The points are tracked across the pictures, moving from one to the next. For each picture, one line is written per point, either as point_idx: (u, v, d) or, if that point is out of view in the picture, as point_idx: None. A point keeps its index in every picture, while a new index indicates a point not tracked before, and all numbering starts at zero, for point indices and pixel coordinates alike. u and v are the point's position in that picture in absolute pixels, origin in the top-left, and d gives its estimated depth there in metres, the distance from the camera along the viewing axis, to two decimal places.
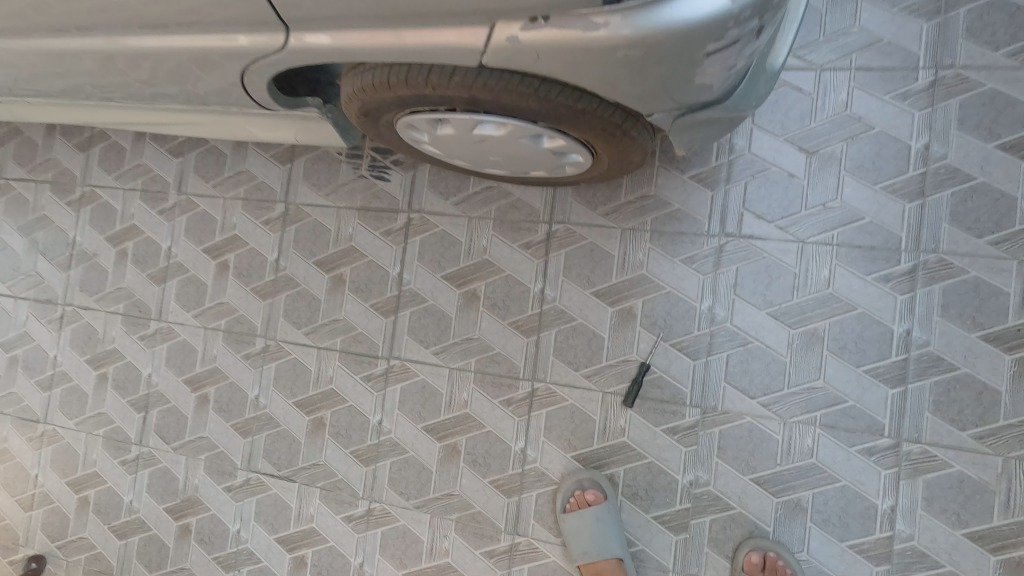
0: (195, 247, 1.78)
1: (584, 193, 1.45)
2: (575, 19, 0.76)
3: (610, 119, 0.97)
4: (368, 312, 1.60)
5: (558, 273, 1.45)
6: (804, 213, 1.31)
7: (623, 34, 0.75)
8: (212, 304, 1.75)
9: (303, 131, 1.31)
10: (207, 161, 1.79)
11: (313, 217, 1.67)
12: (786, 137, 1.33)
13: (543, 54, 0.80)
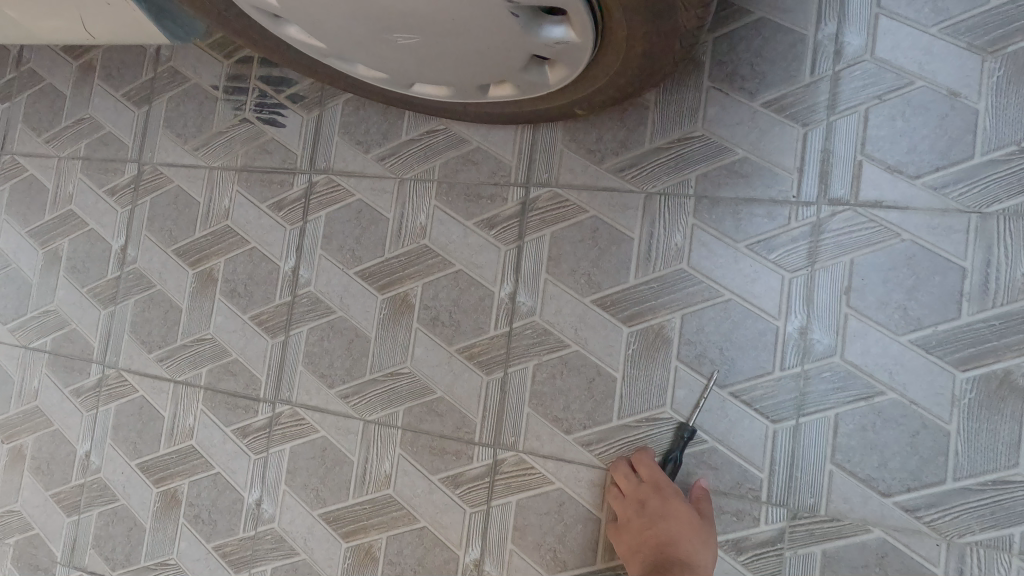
0: (18, 228, 1.23)
1: (582, 136, 0.87)
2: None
3: None
4: (246, 329, 1.03)
5: (539, 269, 0.87)
6: (979, 160, 0.73)
7: None
8: (36, 314, 1.19)
9: (94, 15, 0.79)
10: (41, 106, 1.24)
11: (175, 184, 1.11)
12: (941, 29, 0.75)
13: None
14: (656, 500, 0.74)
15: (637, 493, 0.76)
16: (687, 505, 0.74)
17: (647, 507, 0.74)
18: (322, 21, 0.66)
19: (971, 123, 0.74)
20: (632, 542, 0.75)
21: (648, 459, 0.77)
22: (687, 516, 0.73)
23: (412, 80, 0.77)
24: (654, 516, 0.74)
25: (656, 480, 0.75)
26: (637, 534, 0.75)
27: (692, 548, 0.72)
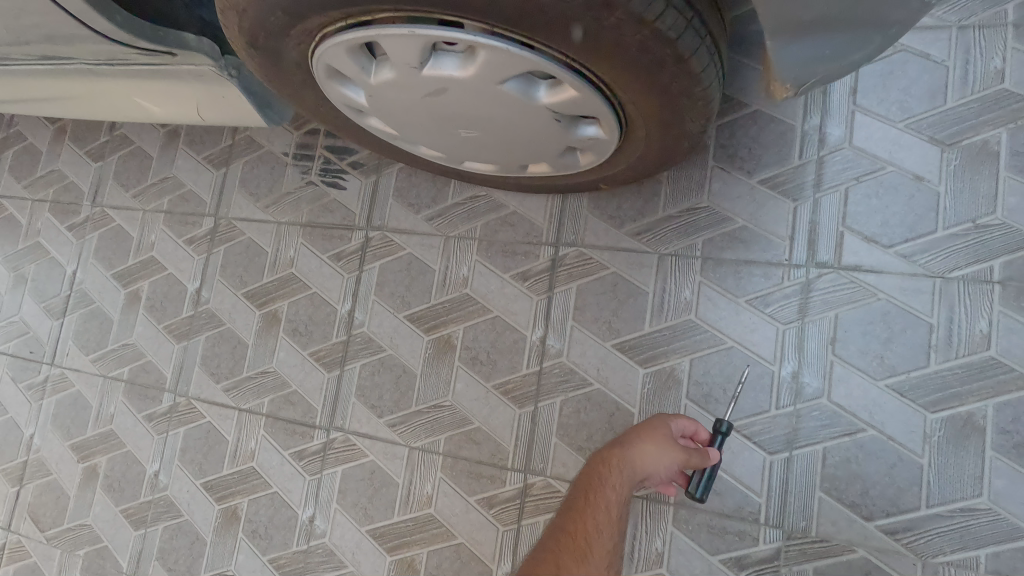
0: (104, 271, 1.40)
1: (604, 203, 1.02)
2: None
3: (656, 28, 0.54)
4: (306, 363, 1.17)
5: (566, 317, 1.01)
6: (941, 234, 0.86)
7: None
8: (116, 346, 1.34)
9: (206, 103, 0.94)
10: (130, 166, 1.43)
11: (247, 236, 1.28)
12: (907, 123, 0.90)
13: None
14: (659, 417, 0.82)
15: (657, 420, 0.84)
16: (662, 429, 0.78)
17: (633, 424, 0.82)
18: (399, 118, 0.78)
19: (933, 203, 0.87)
20: None
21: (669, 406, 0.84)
22: (653, 430, 0.78)
23: (463, 158, 0.91)
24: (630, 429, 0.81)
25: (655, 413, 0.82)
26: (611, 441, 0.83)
27: (635, 452, 0.75)
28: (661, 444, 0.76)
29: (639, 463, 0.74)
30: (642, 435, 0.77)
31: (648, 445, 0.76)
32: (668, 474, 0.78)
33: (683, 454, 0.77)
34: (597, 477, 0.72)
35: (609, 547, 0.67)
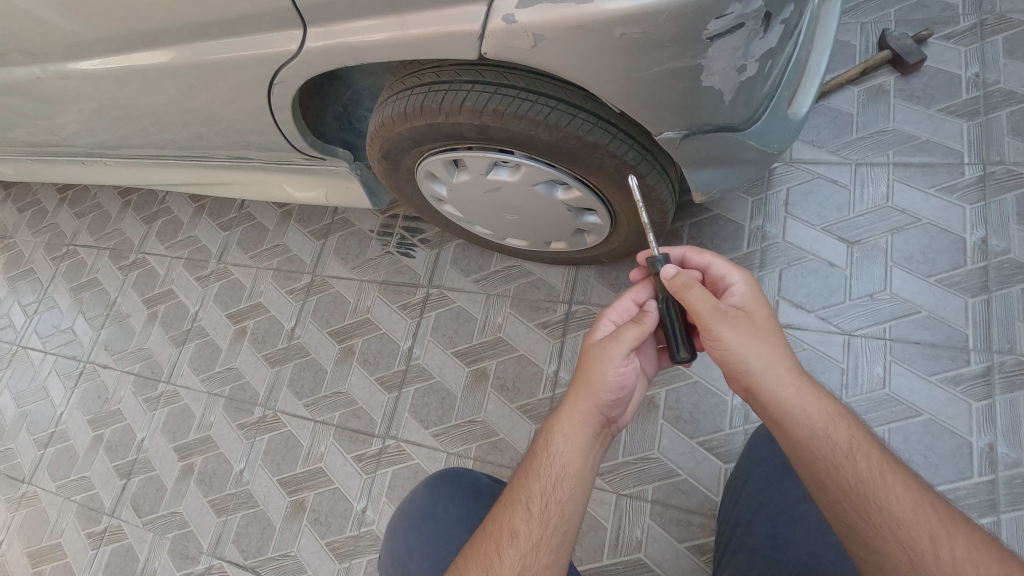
0: (219, 311, 1.80)
1: (607, 274, 1.39)
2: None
3: (624, 158, 0.90)
4: (372, 386, 1.50)
5: (575, 356, 1.34)
6: (848, 303, 1.18)
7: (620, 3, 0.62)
8: (222, 369, 1.71)
9: (334, 191, 1.36)
10: (250, 236, 1.88)
11: (335, 289, 1.68)
12: (823, 227, 1.26)
13: (538, 38, 0.66)
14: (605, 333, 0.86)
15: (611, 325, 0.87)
16: (589, 345, 0.82)
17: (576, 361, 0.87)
18: (466, 205, 1.17)
19: (844, 281, 1.20)
20: None
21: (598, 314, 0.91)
22: (585, 357, 0.80)
23: (506, 236, 1.30)
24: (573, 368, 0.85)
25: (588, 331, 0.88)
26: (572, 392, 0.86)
27: (564, 410, 0.79)
28: (591, 365, 0.79)
29: (567, 423, 0.77)
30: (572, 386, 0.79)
31: (579, 389, 0.79)
32: (623, 375, 0.79)
33: (612, 341, 0.79)
34: (527, 464, 0.78)
35: (534, 540, 0.71)
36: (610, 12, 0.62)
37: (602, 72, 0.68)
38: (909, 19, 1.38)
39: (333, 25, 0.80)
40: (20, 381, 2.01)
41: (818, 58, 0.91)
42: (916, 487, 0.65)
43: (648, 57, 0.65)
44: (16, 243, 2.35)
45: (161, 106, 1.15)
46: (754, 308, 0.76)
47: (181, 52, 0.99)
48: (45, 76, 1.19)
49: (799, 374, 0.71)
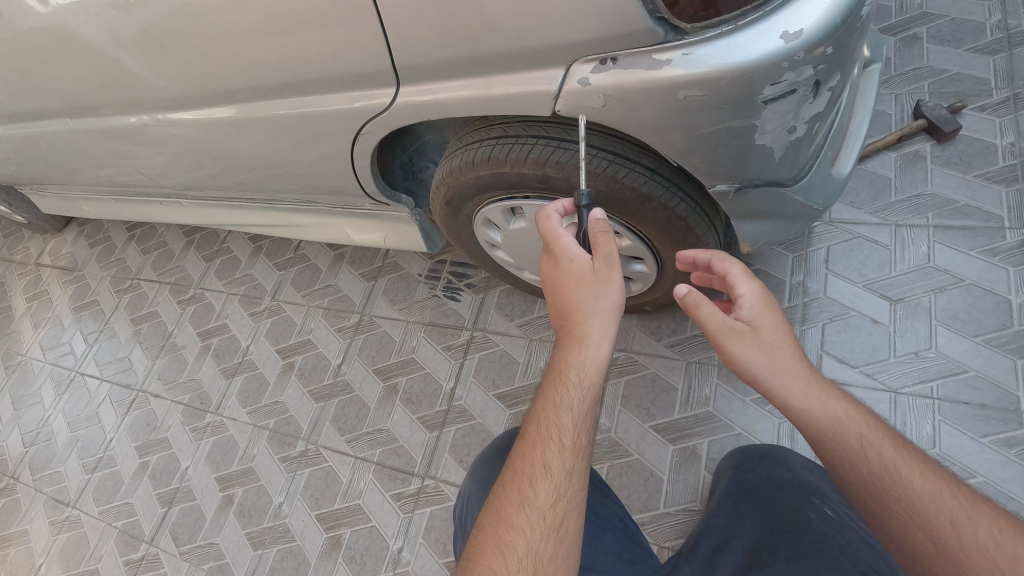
0: (269, 346, 1.88)
1: (648, 322, 1.42)
2: (640, 55, 0.70)
3: (675, 210, 0.97)
4: (413, 425, 1.54)
5: (616, 403, 1.35)
6: (893, 360, 1.19)
7: (679, 69, 0.68)
8: (268, 402, 1.76)
9: (392, 234, 1.45)
10: (304, 276, 1.98)
11: (382, 328, 1.74)
12: (864, 284, 1.29)
13: (606, 98, 0.73)
14: (562, 260, 0.85)
15: (552, 251, 0.86)
16: (577, 274, 0.82)
17: (549, 280, 0.86)
18: (517, 249, 1.24)
19: (887, 338, 1.21)
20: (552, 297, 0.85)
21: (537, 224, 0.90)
22: (589, 286, 0.80)
23: None
24: (553, 290, 0.84)
25: (551, 248, 0.86)
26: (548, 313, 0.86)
27: (576, 340, 0.78)
28: (603, 294, 0.79)
29: (586, 351, 0.77)
30: (586, 316, 0.79)
31: (594, 318, 0.78)
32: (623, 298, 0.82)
33: (608, 266, 0.81)
34: (543, 394, 0.78)
35: (567, 469, 0.73)
36: (673, 79, 0.69)
37: (664, 127, 0.75)
38: (943, 91, 1.45)
39: (420, 82, 0.89)
40: (75, 406, 2.10)
41: (860, 120, 0.97)
42: (934, 477, 0.68)
43: (708, 115, 0.71)
44: (84, 275, 2.51)
45: (246, 150, 1.27)
46: (763, 316, 0.76)
47: (271, 107, 1.10)
48: (147, 124, 1.32)
49: (812, 377, 0.74)
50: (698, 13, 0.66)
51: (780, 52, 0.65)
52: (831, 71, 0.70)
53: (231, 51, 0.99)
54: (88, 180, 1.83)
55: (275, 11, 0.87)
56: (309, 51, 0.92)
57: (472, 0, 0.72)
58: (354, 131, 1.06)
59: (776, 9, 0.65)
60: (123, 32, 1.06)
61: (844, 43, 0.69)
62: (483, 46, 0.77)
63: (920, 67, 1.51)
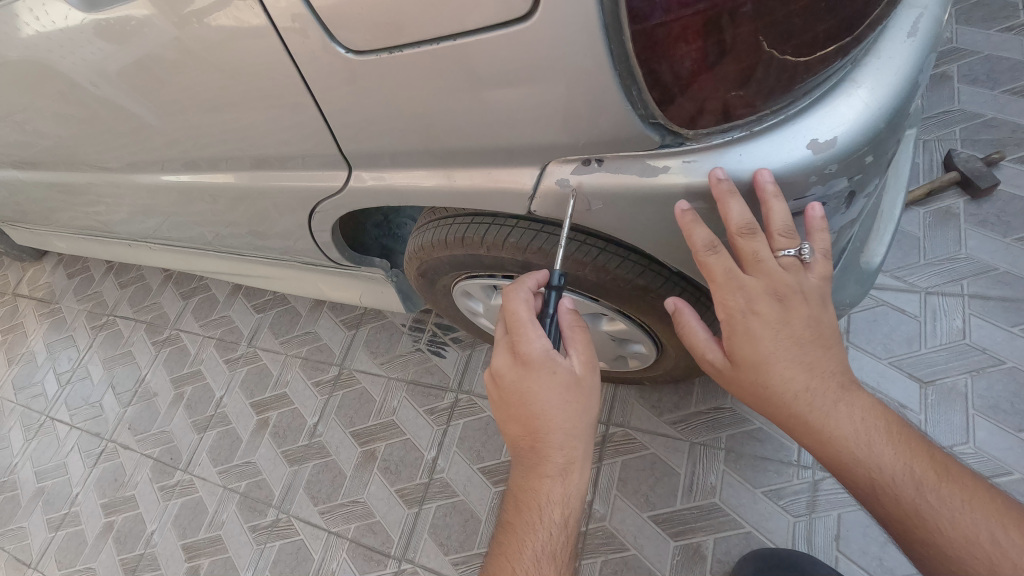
0: (243, 399, 1.76)
1: (648, 394, 1.30)
2: (632, 159, 0.63)
3: (676, 302, 0.84)
4: (390, 499, 1.41)
5: (611, 486, 1.22)
6: None
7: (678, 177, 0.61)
8: (240, 463, 1.64)
9: (368, 293, 1.33)
10: (282, 320, 1.86)
11: (362, 384, 1.62)
12: (890, 361, 1.14)
13: (598, 202, 0.67)
14: (530, 363, 0.66)
15: (517, 349, 0.67)
16: (553, 385, 0.65)
17: (513, 383, 0.67)
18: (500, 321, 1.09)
19: (918, 428, 1.07)
20: (512, 407, 0.67)
21: (504, 309, 0.69)
22: (568, 401, 0.64)
23: None
24: (521, 400, 0.66)
25: (519, 345, 0.67)
26: (506, 417, 0.68)
27: (553, 470, 0.64)
28: (584, 412, 0.65)
29: (569, 482, 0.64)
30: (566, 440, 0.64)
31: (574, 443, 0.64)
32: None
33: (588, 377, 0.67)
34: (515, 534, 0.64)
35: None
36: (671, 189, 0.61)
37: (665, 233, 0.67)
38: (977, 139, 1.31)
39: (397, 168, 0.81)
40: (43, 454, 1.99)
41: (897, 199, 0.87)
42: (978, 522, 0.59)
43: (713, 223, 0.64)
44: (61, 308, 2.40)
45: (204, 203, 1.16)
46: (741, 346, 0.62)
47: (236, 175, 1.01)
48: (101, 170, 1.22)
49: (830, 400, 0.62)
50: (700, 122, 0.58)
51: (808, 157, 0.56)
52: (875, 171, 0.61)
53: (173, 106, 0.88)
54: (55, 219, 1.73)
55: (230, 86, 0.78)
56: (256, 112, 0.81)
57: (430, 83, 0.64)
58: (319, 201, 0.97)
59: (799, 113, 0.56)
60: (76, 94, 0.97)
61: (887, 145, 0.59)
62: (461, 138, 0.70)
63: (952, 110, 1.38)
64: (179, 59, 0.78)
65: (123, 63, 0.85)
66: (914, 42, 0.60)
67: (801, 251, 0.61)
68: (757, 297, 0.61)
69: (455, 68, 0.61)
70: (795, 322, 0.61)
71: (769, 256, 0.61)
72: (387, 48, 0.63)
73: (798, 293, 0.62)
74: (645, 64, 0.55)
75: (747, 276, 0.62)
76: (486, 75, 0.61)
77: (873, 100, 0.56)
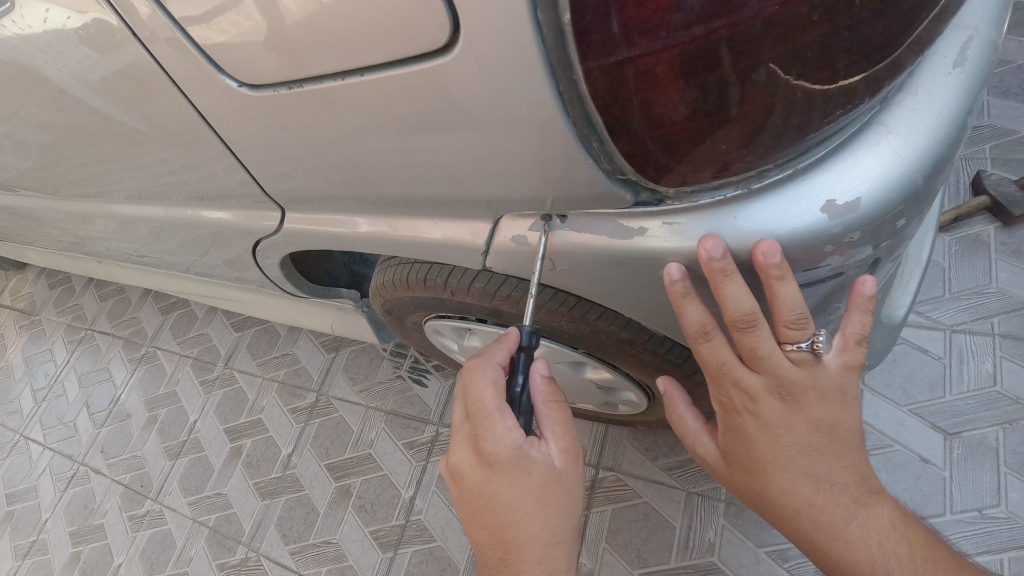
0: (217, 424, 1.67)
1: (641, 436, 1.19)
2: (602, 219, 0.57)
3: (667, 355, 0.74)
4: (364, 541, 1.32)
5: (599, 538, 1.11)
6: (949, 518, 0.95)
7: (657, 242, 0.54)
8: (210, 494, 1.55)
9: (340, 322, 1.24)
10: (260, 340, 1.77)
11: (339, 414, 1.52)
12: (912, 408, 1.05)
13: (573, 261, 0.60)
14: (501, 465, 0.57)
15: (484, 447, 0.57)
16: (529, 491, 0.57)
17: (479, 485, 0.59)
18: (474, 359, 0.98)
19: (940, 485, 0.98)
20: (478, 509, 0.59)
21: (468, 396, 0.59)
22: (547, 507, 0.58)
23: None
24: (489, 506, 0.58)
25: (484, 442, 0.57)
26: (471, 518, 0.60)
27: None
28: (563, 517, 0.59)
29: None
30: (544, 552, 0.58)
31: (553, 553, 0.58)
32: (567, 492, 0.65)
33: (566, 472, 0.60)
34: None
35: None
36: (652, 252, 0.54)
37: (657, 298, 0.60)
38: (1009, 158, 1.24)
39: (380, 213, 0.73)
40: (13, 475, 1.90)
41: (922, 240, 0.78)
42: None
43: (707, 293, 0.56)
44: (40, 320, 2.31)
45: (162, 220, 1.07)
46: (737, 447, 0.62)
47: (212, 206, 0.95)
48: (59, 182, 1.14)
49: (837, 513, 0.61)
50: (683, 178, 0.49)
51: (818, 224, 0.47)
52: (904, 233, 0.52)
53: (118, 121, 0.80)
54: (25, 232, 1.65)
55: (186, 118, 0.72)
56: (202, 132, 0.73)
57: (341, 117, 0.58)
58: (260, 239, 0.95)
59: (809, 166, 0.48)
60: (31, 116, 0.90)
61: (923, 202, 0.50)
62: (416, 182, 0.63)
63: (982, 126, 1.31)
64: (128, 86, 0.71)
65: (73, 88, 0.78)
66: (953, 80, 0.50)
67: (814, 342, 0.55)
68: (757, 395, 0.57)
69: (396, 108, 0.54)
70: (802, 427, 0.58)
71: (775, 349, 0.55)
72: (287, 82, 0.58)
73: (808, 391, 0.57)
74: (608, 112, 0.46)
75: (747, 371, 0.57)
76: (408, 119, 0.54)
77: (902, 151, 0.47)
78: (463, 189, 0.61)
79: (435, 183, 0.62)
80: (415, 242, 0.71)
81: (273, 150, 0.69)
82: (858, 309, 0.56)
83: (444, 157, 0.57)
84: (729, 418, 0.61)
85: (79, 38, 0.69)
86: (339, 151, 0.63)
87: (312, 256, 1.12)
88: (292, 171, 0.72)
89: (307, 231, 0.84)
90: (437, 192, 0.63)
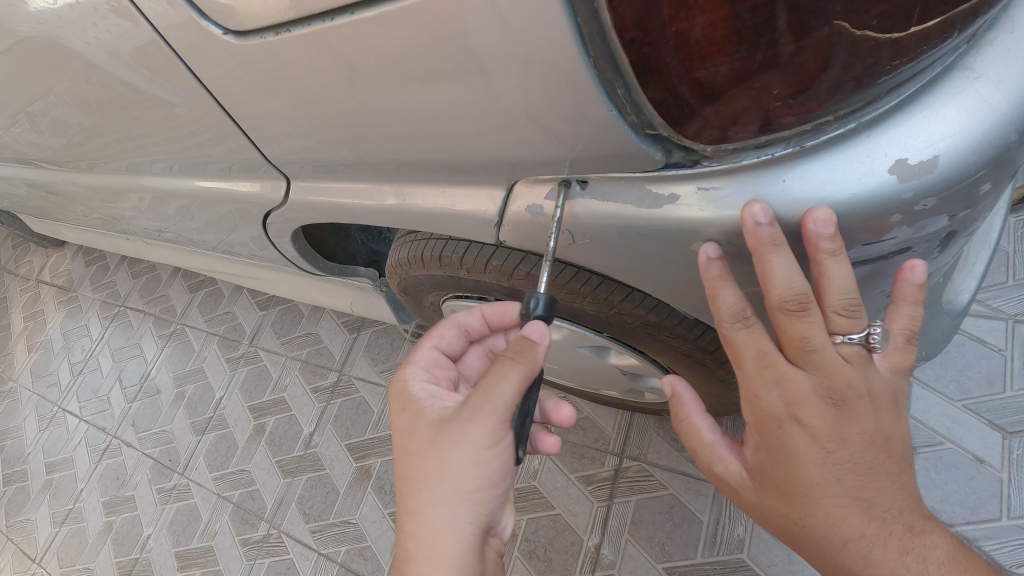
0: (242, 402, 1.68)
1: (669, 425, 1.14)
2: (628, 184, 0.52)
3: (698, 341, 0.69)
4: (384, 522, 1.31)
5: (622, 530, 1.07)
6: (1007, 522, 0.89)
7: (689, 211, 0.48)
8: (235, 470, 1.57)
9: (360, 301, 1.22)
10: (284, 319, 1.77)
11: (360, 394, 1.51)
12: (966, 402, 0.98)
13: (595, 233, 0.55)
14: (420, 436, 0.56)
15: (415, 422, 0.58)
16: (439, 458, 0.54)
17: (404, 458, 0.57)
18: None
19: (997, 488, 0.91)
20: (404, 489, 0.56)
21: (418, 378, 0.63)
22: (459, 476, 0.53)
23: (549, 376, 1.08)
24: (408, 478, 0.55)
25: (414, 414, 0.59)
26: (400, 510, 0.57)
27: None
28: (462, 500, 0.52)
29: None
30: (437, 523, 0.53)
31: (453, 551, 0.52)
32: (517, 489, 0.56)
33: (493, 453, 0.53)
34: None
35: None
36: (683, 223, 0.49)
37: (696, 279, 0.55)
38: None
39: (402, 185, 0.69)
40: (52, 446, 1.97)
41: (999, 215, 0.70)
42: None
43: (746, 271, 0.51)
44: (77, 296, 2.36)
45: (185, 193, 1.06)
46: (774, 464, 0.54)
47: (236, 180, 0.93)
48: (84, 154, 1.13)
49: (893, 546, 0.53)
50: (723, 133, 0.44)
51: (887, 179, 0.41)
52: (986, 199, 0.45)
53: (137, 90, 0.78)
54: (58, 210, 1.67)
55: (202, 86, 0.69)
56: (219, 100, 0.70)
57: (342, 71, 0.54)
58: (270, 209, 0.92)
59: (877, 118, 0.41)
60: (52, 87, 0.89)
61: (1009, 165, 0.43)
62: (430, 146, 0.59)
63: None
64: (146, 59, 0.69)
65: (96, 62, 0.76)
66: None
67: (869, 334, 0.50)
68: (803, 398, 0.51)
69: (397, 59, 0.49)
70: (855, 439, 0.51)
71: (827, 343, 0.49)
72: (274, 27, 0.53)
73: (861, 396, 0.51)
74: (636, 51, 0.40)
75: (791, 367, 0.51)
76: (407, 69, 0.50)
77: (991, 101, 0.41)
78: (470, 149, 0.56)
79: (441, 143, 0.57)
80: (434, 213, 0.67)
81: (288, 116, 0.66)
82: (906, 301, 0.51)
83: (444, 111, 0.52)
84: (766, 427, 0.54)
85: (102, 10, 0.67)
86: (345, 112, 0.59)
87: (326, 233, 1.10)
88: (308, 138, 0.69)
89: (327, 205, 0.81)
90: (445, 154, 0.59)
